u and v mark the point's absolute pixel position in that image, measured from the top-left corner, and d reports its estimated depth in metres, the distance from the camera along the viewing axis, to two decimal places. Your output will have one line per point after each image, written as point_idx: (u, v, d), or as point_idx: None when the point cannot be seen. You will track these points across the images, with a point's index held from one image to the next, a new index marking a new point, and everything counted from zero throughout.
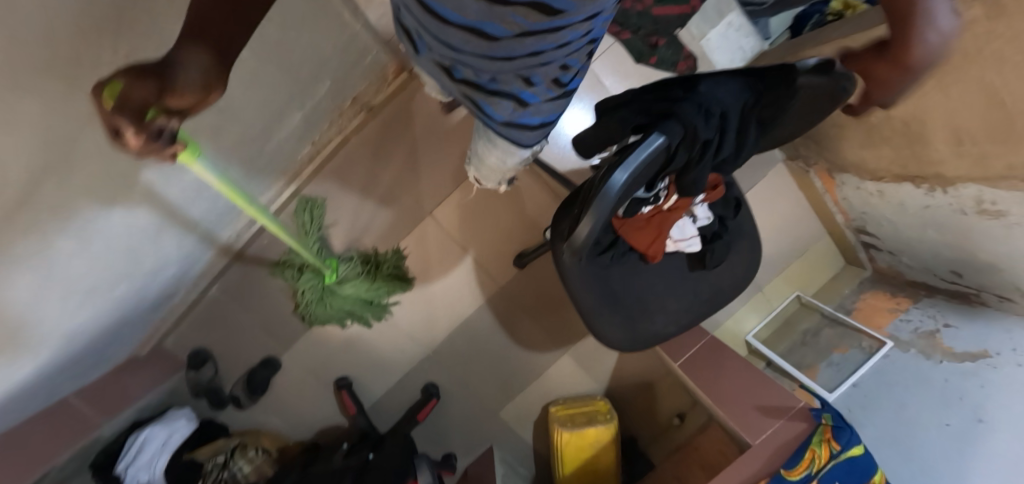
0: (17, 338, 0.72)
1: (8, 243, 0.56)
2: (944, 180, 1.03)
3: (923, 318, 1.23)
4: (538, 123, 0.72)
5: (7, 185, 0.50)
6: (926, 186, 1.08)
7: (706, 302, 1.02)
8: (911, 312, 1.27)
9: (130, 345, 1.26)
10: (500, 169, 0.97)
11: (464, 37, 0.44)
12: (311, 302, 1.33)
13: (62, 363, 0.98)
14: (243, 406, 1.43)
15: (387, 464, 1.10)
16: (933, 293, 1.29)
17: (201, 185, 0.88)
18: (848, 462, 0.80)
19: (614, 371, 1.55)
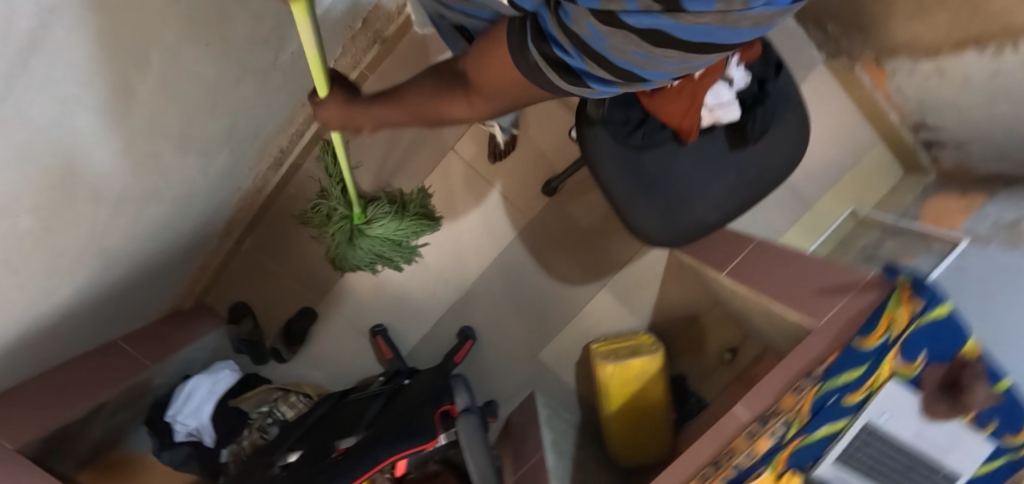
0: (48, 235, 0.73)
1: (21, 101, 0.55)
2: (1013, 33, 0.89)
3: (1007, 209, 1.00)
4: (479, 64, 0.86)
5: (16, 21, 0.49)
6: (992, 48, 0.95)
7: (751, 184, 0.96)
8: (987, 208, 1.06)
9: (171, 294, 1.29)
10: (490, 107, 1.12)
11: None
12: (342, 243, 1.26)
13: (103, 296, 1.00)
14: (284, 359, 1.41)
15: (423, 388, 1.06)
16: (1014, 182, 1.09)
17: (225, 92, 0.87)
18: (932, 325, 0.69)
19: (656, 304, 1.46)
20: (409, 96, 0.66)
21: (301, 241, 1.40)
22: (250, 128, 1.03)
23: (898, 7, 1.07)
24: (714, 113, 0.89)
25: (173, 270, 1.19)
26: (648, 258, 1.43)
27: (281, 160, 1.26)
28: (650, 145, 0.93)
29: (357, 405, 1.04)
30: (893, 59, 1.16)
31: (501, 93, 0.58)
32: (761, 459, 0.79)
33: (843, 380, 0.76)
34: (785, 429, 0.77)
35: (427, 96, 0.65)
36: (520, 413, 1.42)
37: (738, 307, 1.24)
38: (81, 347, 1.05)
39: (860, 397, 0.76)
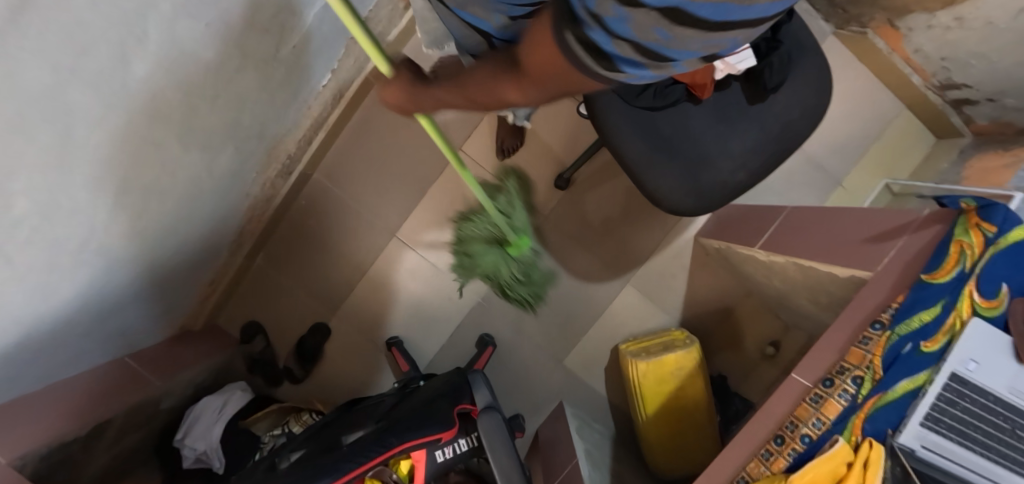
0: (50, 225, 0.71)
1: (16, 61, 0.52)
2: None
3: None
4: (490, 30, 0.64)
5: None
6: None
7: (775, 139, 0.90)
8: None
9: (181, 315, 1.25)
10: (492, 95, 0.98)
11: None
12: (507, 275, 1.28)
13: (107, 308, 0.97)
14: (298, 379, 1.37)
15: (443, 386, 0.99)
16: None
17: (219, 69, 0.85)
18: (1012, 248, 0.64)
19: (685, 299, 1.36)
20: (469, 82, 0.59)
21: (312, 254, 1.37)
22: (255, 129, 1.03)
23: None
24: (729, 64, 0.84)
25: (181, 286, 1.16)
26: (672, 249, 1.35)
27: (290, 169, 1.25)
28: (662, 104, 0.88)
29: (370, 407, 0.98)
30: (908, 17, 1.11)
31: (546, 80, 0.44)
32: (834, 426, 0.70)
33: (917, 324, 0.67)
34: (857, 387, 0.71)
35: (484, 80, 0.55)
36: (550, 424, 1.32)
37: (777, 288, 1.15)
38: (84, 366, 1.00)
39: (939, 342, 0.66)
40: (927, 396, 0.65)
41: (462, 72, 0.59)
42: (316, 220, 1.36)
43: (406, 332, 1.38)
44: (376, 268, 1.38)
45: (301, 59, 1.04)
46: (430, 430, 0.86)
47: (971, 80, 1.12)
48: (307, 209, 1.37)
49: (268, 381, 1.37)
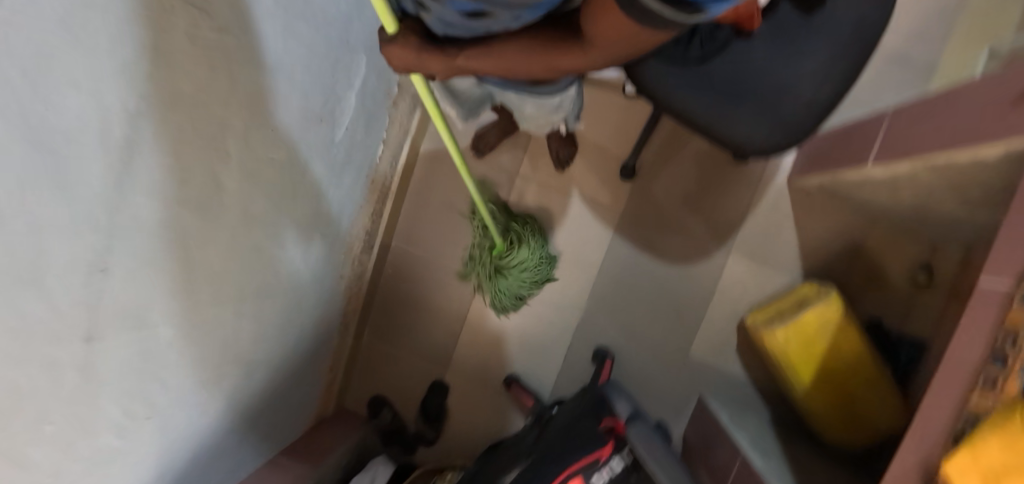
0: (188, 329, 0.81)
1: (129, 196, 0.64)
2: None
3: None
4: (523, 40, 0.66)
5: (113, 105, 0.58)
6: None
7: (853, 40, 0.81)
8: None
9: (314, 405, 1.31)
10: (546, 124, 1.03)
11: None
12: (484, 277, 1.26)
13: (251, 407, 1.04)
14: (432, 441, 1.37)
15: (576, 410, 0.94)
16: None
17: (294, 166, 0.93)
18: None
19: (802, 247, 1.23)
20: (507, 53, 0.64)
21: (413, 316, 1.41)
22: (333, 208, 1.10)
23: None
24: None
25: (307, 376, 1.22)
26: (769, 200, 1.24)
27: (371, 242, 1.31)
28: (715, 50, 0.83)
29: (513, 446, 0.97)
30: None
31: (616, 42, 0.53)
32: None
33: None
34: None
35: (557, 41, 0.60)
36: (696, 421, 1.22)
37: (908, 198, 1.01)
38: (237, 475, 1.07)
39: None
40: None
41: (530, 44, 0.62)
42: (407, 282, 1.41)
43: (521, 366, 1.35)
44: (475, 312, 1.38)
45: (359, 137, 1.10)
46: (583, 453, 0.87)
47: None
48: (395, 275, 1.41)
49: (404, 450, 1.38)
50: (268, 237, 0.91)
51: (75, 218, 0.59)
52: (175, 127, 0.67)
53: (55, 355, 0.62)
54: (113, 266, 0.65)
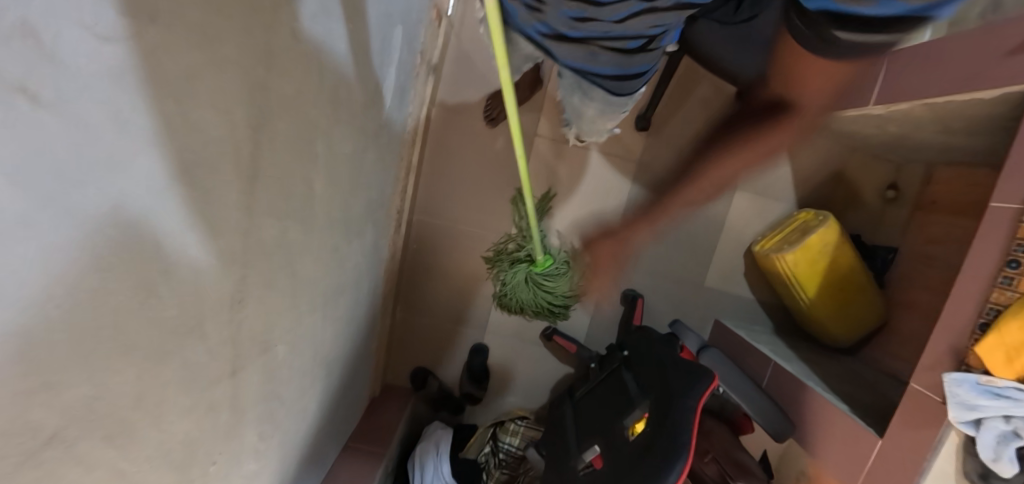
0: (295, 345, 0.79)
1: (255, 224, 0.60)
2: None
3: None
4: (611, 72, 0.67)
5: (239, 126, 0.53)
6: None
7: None
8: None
9: (365, 388, 1.34)
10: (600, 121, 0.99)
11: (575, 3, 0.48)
12: (517, 284, 1.30)
13: (330, 404, 1.05)
14: (480, 399, 1.45)
15: (645, 349, 1.07)
16: None
17: (357, 157, 0.88)
18: None
19: (794, 180, 1.40)
20: None
21: (444, 285, 1.44)
22: (379, 195, 1.07)
23: None
24: None
25: (361, 363, 1.23)
26: None
27: (400, 220, 1.29)
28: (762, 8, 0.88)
29: (602, 392, 1.09)
30: None
31: None
32: None
33: None
34: None
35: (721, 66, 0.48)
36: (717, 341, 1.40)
37: (893, 130, 1.17)
38: (323, 467, 1.10)
39: None
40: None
41: None
42: (435, 254, 1.42)
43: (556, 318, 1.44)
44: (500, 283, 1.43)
45: (395, 116, 1.05)
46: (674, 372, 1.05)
47: None
48: (421, 249, 1.42)
49: (454, 412, 1.46)
50: (342, 238, 0.89)
51: (225, 259, 0.56)
52: (283, 140, 0.62)
53: (214, 395, 0.60)
54: (247, 297, 0.62)
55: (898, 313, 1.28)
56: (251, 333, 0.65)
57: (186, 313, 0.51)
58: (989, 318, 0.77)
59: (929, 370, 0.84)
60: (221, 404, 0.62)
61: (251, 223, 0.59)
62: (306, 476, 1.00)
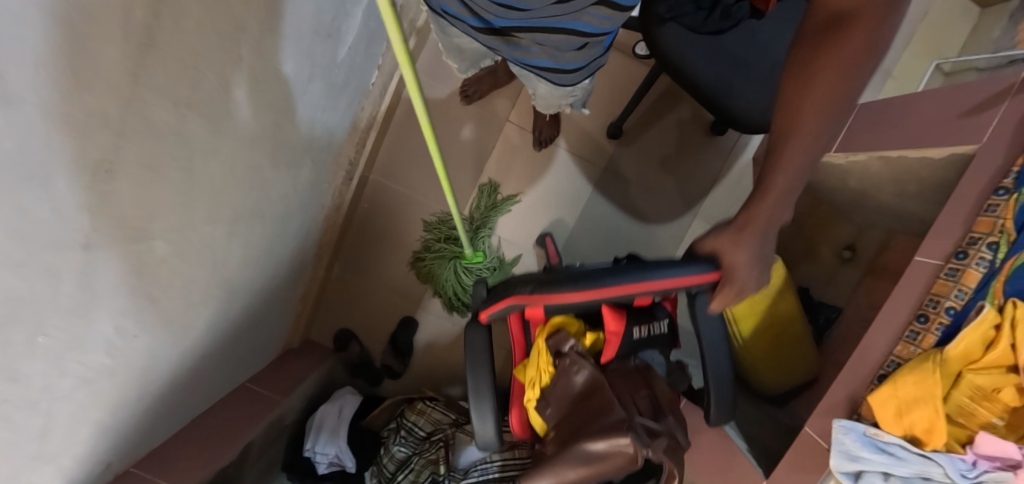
0: (184, 247, 0.77)
1: (139, 97, 0.58)
2: None
3: None
4: (560, 68, 0.80)
5: None
6: None
7: None
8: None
9: (281, 335, 1.31)
10: (552, 101, 1.02)
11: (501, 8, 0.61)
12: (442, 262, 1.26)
13: (225, 334, 1.02)
14: (398, 374, 1.42)
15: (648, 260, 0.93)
16: None
17: (298, 83, 0.88)
18: None
19: None
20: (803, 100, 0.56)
21: (386, 251, 1.41)
22: (325, 134, 1.06)
23: None
24: None
25: (278, 306, 1.21)
26: (735, 174, 1.35)
27: (352, 173, 1.27)
28: (732, 25, 0.88)
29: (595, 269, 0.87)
30: None
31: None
32: (976, 294, 0.69)
33: None
34: (993, 253, 0.69)
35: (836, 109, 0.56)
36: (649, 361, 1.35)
37: (853, 185, 1.16)
38: (211, 397, 1.07)
39: None
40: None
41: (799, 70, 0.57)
42: (384, 218, 1.40)
43: None
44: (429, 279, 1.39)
45: (357, 59, 1.04)
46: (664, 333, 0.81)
47: None
48: (371, 211, 1.40)
49: (369, 381, 1.42)
50: (265, 160, 0.88)
51: (91, 115, 0.53)
52: (192, 24, 0.61)
53: (56, 260, 0.57)
54: (117, 168, 0.60)
55: (827, 372, 1.25)
56: (119, 211, 0.63)
57: (31, 152, 0.48)
58: (888, 371, 0.75)
59: (825, 415, 0.81)
60: (66, 273, 0.59)
61: (134, 95, 0.57)
62: (181, 399, 0.96)
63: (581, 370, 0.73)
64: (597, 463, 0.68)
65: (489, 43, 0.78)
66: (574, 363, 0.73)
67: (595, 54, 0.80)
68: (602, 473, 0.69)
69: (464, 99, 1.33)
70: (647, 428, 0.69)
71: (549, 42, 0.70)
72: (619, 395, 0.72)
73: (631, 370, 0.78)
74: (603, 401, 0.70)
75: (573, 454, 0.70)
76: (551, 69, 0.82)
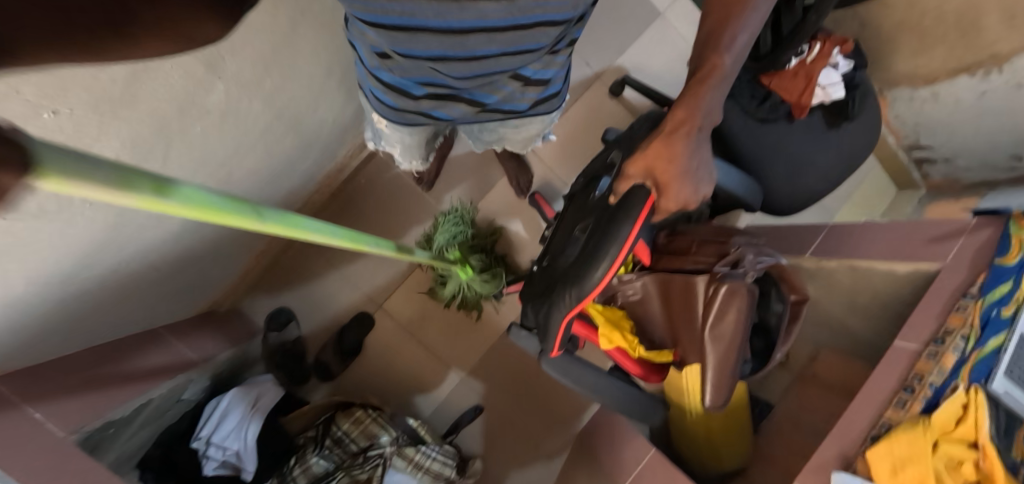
0: (231, 114, 0.65)
1: None
2: (999, 59, 1.15)
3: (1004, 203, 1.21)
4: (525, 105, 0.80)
5: None
6: (980, 72, 1.21)
7: (848, 157, 1.08)
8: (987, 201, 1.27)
9: (213, 291, 1.10)
10: (522, 141, 0.99)
11: (503, 57, 0.58)
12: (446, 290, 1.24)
13: (181, 252, 0.83)
14: (334, 374, 1.24)
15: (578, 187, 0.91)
16: (996, 187, 1.34)
17: None
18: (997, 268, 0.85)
19: None
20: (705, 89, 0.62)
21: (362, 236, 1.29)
22: None
23: (901, 45, 1.33)
24: (825, 91, 1.05)
25: (235, 251, 1.03)
26: None
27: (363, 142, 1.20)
28: (775, 116, 1.06)
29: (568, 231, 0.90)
30: (895, 88, 1.41)
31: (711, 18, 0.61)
32: (951, 374, 0.81)
33: (999, 294, 0.83)
34: (965, 342, 0.83)
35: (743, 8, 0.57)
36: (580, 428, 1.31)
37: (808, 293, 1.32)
38: (116, 334, 0.84)
39: (1011, 310, 0.81)
40: (1008, 352, 0.78)
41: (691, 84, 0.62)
42: (375, 201, 1.28)
43: (458, 329, 1.33)
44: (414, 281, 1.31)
45: None
46: None
47: (933, 143, 1.43)
48: (362, 189, 1.28)
49: (294, 380, 1.22)
50: (325, 79, 0.79)
51: None
52: None
53: None
54: None
55: (759, 462, 1.32)
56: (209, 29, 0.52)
57: None
58: (880, 432, 0.83)
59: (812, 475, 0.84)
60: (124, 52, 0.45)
61: None
62: (93, 316, 0.74)
63: (639, 282, 0.91)
64: (730, 312, 0.81)
65: (449, 110, 0.76)
66: (627, 285, 0.92)
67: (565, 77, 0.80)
68: (745, 323, 0.81)
69: (418, 182, 1.28)
70: (730, 264, 0.85)
71: (535, 66, 0.68)
72: (688, 264, 0.89)
73: (670, 250, 0.95)
74: (685, 281, 0.86)
75: (718, 334, 0.81)
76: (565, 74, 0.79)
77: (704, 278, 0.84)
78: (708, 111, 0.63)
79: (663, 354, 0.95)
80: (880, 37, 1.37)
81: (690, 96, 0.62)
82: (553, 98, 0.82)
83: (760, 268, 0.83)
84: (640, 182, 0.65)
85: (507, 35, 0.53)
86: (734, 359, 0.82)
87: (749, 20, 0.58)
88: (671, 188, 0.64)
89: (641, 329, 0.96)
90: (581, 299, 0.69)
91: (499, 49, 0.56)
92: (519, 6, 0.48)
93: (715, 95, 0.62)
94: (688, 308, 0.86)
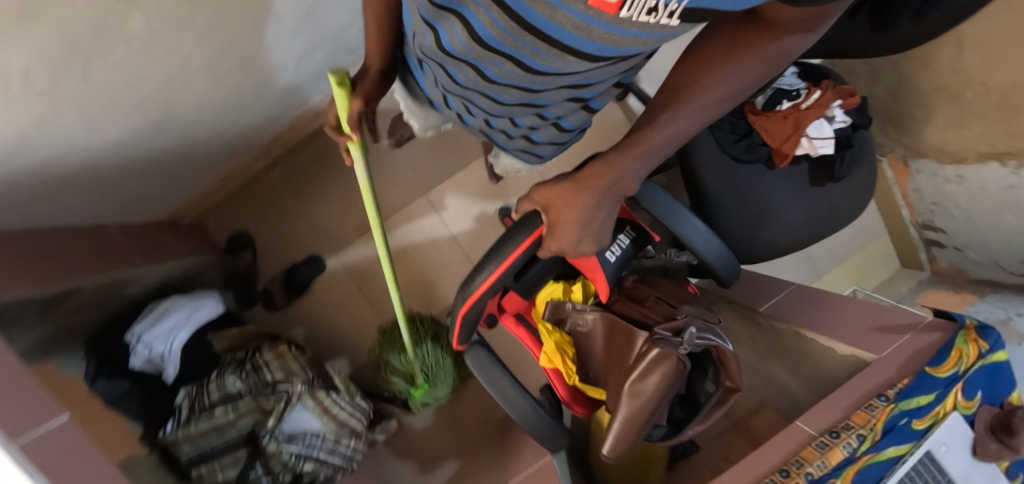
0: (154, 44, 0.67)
1: None
2: None
3: (994, 310, 1.12)
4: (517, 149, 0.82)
5: None
6: (1013, 164, 1.07)
7: (822, 220, 1.01)
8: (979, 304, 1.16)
9: (175, 202, 1.17)
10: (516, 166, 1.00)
11: (483, 100, 0.60)
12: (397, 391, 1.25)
13: (127, 159, 0.88)
14: (276, 306, 1.33)
15: None
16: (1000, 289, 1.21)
17: None
18: (921, 377, 0.80)
19: None
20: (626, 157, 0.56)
21: (332, 183, 1.33)
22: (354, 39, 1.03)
23: (938, 114, 1.21)
24: (812, 144, 0.98)
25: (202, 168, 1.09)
26: None
27: None
28: (751, 156, 1.00)
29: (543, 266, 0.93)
30: (920, 159, 1.30)
31: (684, 80, 0.52)
32: (833, 471, 0.75)
33: (915, 404, 0.79)
34: (858, 442, 0.77)
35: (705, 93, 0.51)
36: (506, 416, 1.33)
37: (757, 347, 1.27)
38: (62, 219, 0.91)
39: (925, 423, 0.79)
40: (906, 464, 0.77)
41: (623, 143, 0.56)
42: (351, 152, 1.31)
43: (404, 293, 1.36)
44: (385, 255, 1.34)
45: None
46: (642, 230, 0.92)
47: (947, 227, 1.32)
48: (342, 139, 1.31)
49: (240, 302, 1.31)
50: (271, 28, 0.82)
51: None
52: None
53: None
54: None
55: None
56: None
57: None
58: None
59: None
60: None
61: None
62: (27, 201, 0.78)
63: (592, 317, 0.89)
64: (652, 375, 0.76)
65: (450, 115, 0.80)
66: (579, 314, 0.91)
67: (567, 143, 0.82)
68: (670, 387, 0.77)
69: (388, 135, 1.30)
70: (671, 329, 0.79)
71: (525, 126, 0.70)
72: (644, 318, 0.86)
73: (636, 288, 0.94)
74: (629, 332, 0.84)
75: (635, 390, 0.77)
76: (561, 144, 0.82)
77: (643, 335, 0.81)
78: (624, 176, 0.57)
79: (595, 390, 0.94)
80: (919, 102, 1.25)
81: (614, 152, 0.56)
82: (535, 156, 0.84)
83: (699, 344, 0.76)
84: (536, 209, 0.64)
85: (478, 81, 0.54)
86: (642, 421, 0.78)
87: (695, 112, 0.53)
88: (559, 229, 0.61)
89: (581, 359, 0.94)
90: (464, 299, 0.71)
91: (471, 86, 0.57)
92: (487, 64, 0.49)
93: (635, 165, 0.56)
94: (622, 356, 0.83)
